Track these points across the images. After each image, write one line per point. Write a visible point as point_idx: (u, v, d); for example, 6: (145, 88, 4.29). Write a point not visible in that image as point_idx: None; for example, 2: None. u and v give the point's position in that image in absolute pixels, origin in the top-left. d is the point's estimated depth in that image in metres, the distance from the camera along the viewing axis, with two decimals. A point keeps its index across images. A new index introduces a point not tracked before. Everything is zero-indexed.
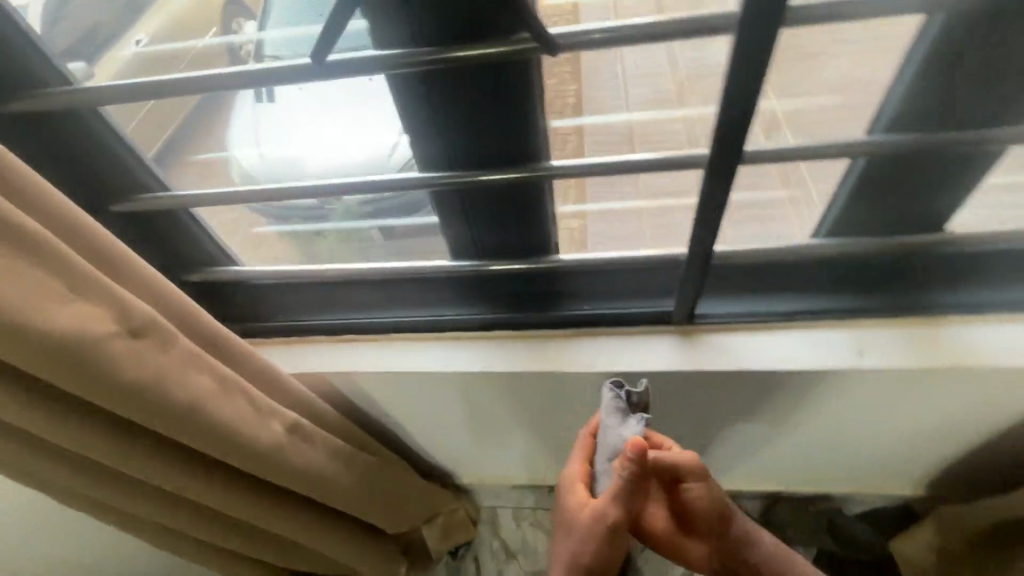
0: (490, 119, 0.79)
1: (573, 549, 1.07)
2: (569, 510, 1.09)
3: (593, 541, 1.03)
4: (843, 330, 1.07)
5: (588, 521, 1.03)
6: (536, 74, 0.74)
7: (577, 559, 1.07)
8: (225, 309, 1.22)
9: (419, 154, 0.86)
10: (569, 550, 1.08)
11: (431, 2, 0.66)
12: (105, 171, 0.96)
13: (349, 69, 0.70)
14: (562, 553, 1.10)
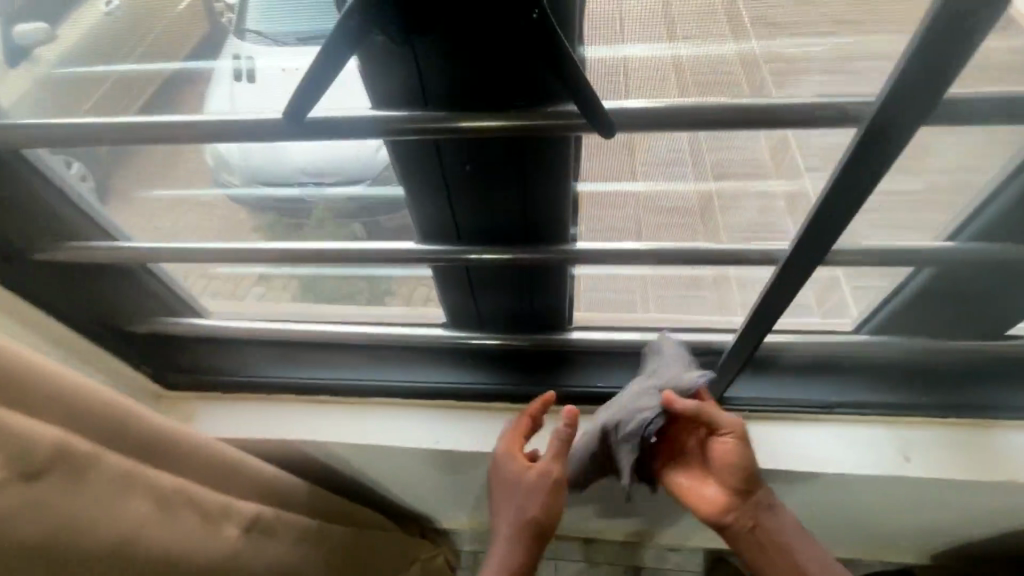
0: (513, 188, 0.66)
1: (502, 538, 0.89)
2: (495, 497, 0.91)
3: (531, 491, 0.87)
4: (882, 426, 0.96)
5: (520, 489, 0.88)
6: (573, 155, 0.63)
7: (510, 551, 0.88)
8: (181, 362, 1.05)
9: (422, 221, 0.72)
10: (500, 552, 0.89)
11: (450, 54, 0.49)
12: (27, 217, 0.76)
13: (340, 131, 0.54)
14: (491, 559, 0.89)
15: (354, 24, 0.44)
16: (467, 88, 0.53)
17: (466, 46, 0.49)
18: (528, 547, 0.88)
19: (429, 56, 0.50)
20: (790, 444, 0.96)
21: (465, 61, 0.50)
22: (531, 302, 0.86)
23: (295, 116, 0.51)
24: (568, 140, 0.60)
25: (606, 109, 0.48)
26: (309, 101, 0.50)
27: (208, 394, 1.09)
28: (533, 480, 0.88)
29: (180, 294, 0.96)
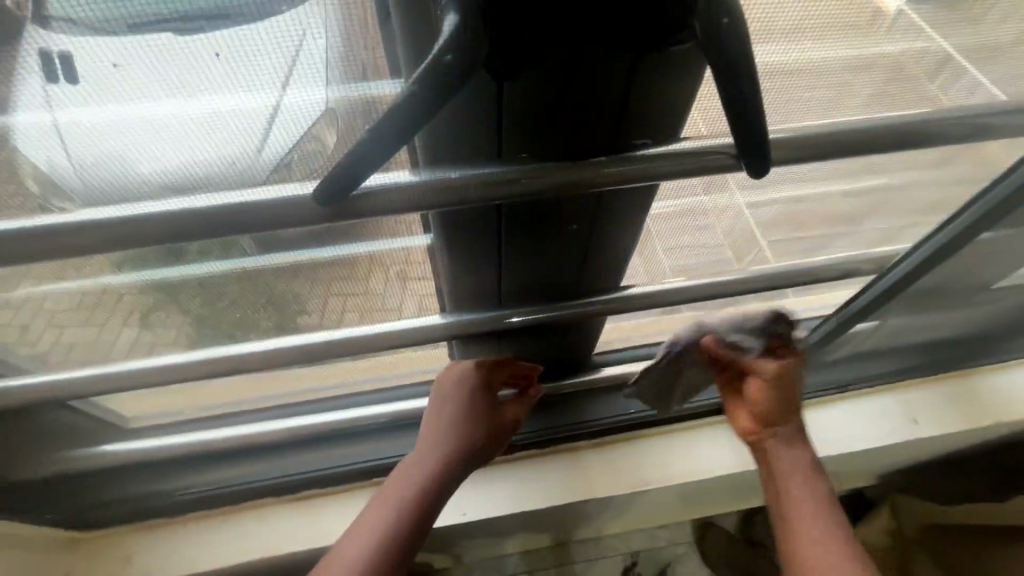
0: (583, 238, 0.54)
1: (420, 467, 0.76)
2: (424, 423, 0.79)
3: (480, 415, 0.78)
4: (890, 395, 0.99)
5: (464, 409, 0.77)
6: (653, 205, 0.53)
7: (425, 483, 0.75)
8: (109, 496, 0.80)
9: (463, 283, 0.58)
10: (412, 483, 0.74)
11: (557, 89, 0.36)
12: None
13: (390, 206, 0.40)
14: (390, 495, 0.73)
15: (451, 63, 0.29)
16: (569, 131, 0.39)
17: (586, 79, 0.35)
18: (445, 482, 0.76)
19: (528, 93, 0.36)
20: (818, 431, 0.96)
21: (579, 97, 0.36)
22: (566, 346, 0.78)
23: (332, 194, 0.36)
24: (655, 187, 0.50)
25: (770, 152, 0.37)
26: (361, 174, 0.34)
27: (153, 523, 0.85)
28: (484, 403, 0.78)
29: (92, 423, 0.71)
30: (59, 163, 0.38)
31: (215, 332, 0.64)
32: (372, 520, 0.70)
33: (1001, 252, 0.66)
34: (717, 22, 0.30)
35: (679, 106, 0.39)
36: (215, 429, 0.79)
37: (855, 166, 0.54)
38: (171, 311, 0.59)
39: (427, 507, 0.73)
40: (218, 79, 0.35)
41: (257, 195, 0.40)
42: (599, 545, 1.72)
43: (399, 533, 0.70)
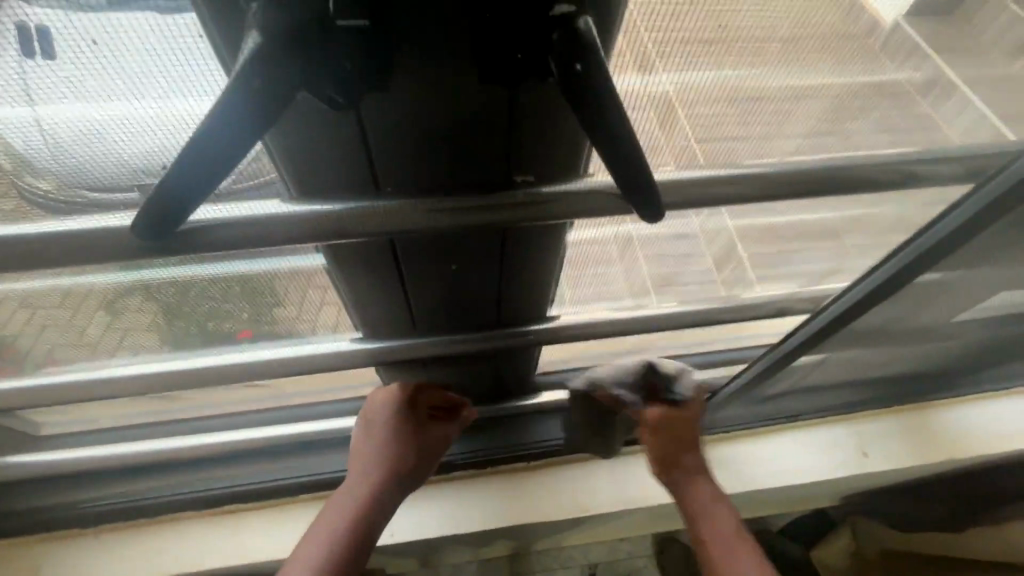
0: (497, 271, 0.51)
1: (354, 493, 0.74)
2: (357, 447, 0.77)
3: (412, 435, 0.76)
4: (842, 425, 0.97)
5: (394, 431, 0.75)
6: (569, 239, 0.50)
7: (360, 509, 0.73)
8: (21, 504, 0.79)
9: (374, 313, 0.55)
10: (347, 512, 0.73)
11: (421, 122, 0.32)
12: None
13: (237, 240, 0.35)
14: (326, 524, 0.71)
15: (264, 87, 0.25)
16: (444, 164, 0.36)
17: (449, 105, 0.31)
18: (381, 507, 0.75)
19: (385, 122, 0.32)
20: (765, 460, 0.94)
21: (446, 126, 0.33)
22: (500, 371, 0.75)
23: (154, 225, 0.31)
24: (565, 223, 0.46)
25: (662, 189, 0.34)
26: (184, 207, 0.29)
27: (67, 533, 0.83)
28: (414, 422, 0.76)
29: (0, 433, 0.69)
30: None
31: (181, 325, 0.60)
32: (310, 551, 0.68)
33: (944, 295, 0.63)
34: (571, 65, 0.26)
35: (562, 141, 0.35)
36: (143, 438, 0.78)
37: (786, 205, 0.51)
38: (134, 299, 0.55)
39: (363, 533, 0.72)
40: (172, 82, 0.32)
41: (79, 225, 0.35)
42: (557, 556, 1.69)
43: (338, 563, 0.68)
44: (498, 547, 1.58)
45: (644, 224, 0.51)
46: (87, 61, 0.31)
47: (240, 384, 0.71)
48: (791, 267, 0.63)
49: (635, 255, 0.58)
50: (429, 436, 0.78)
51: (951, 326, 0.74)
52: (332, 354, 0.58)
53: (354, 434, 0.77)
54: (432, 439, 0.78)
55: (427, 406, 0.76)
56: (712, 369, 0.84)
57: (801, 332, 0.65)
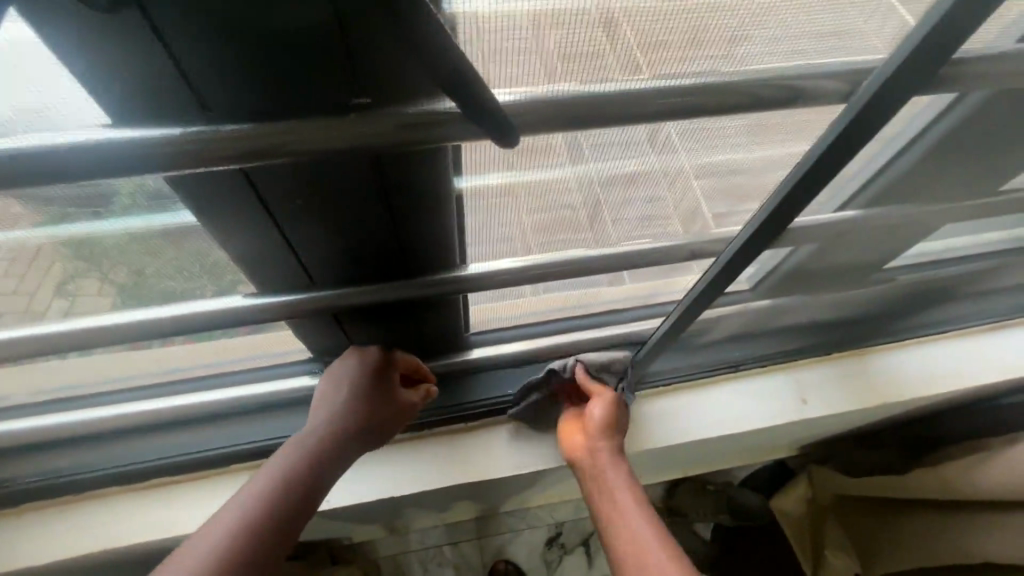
0: (387, 216, 0.49)
1: (302, 446, 0.68)
2: (316, 404, 0.73)
3: (374, 396, 0.73)
4: (780, 374, 0.98)
5: (353, 394, 0.72)
6: (458, 179, 0.48)
7: (308, 464, 0.66)
8: None
9: (267, 269, 0.53)
10: (290, 463, 0.66)
11: (225, 36, 0.29)
12: None
13: (49, 172, 0.33)
14: (267, 473, 0.64)
15: None
16: (272, 90, 0.33)
17: (243, 17, 0.28)
18: (331, 466, 0.69)
19: (170, 34, 0.29)
20: (706, 411, 0.94)
21: (242, 42, 0.30)
22: (423, 328, 0.73)
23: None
24: (444, 158, 0.44)
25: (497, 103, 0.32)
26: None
27: None
28: (379, 390, 0.73)
29: None
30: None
31: (138, 302, 0.58)
32: (235, 503, 0.60)
33: (861, 232, 0.61)
34: None
35: (386, 61, 0.32)
36: (56, 412, 0.76)
37: (683, 143, 0.48)
38: (93, 279, 0.55)
39: (303, 490, 0.64)
40: None
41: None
42: (524, 517, 1.72)
43: (268, 520, 0.60)
44: (464, 512, 1.59)
45: (577, 165, 0.49)
46: None
47: (144, 350, 0.69)
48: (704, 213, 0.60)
49: (602, 213, 0.57)
50: (389, 399, 0.74)
51: (874, 267, 0.74)
52: (232, 307, 0.57)
53: (320, 385, 0.73)
54: (393, 404, 0.75)
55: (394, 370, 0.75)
56: (645, 322, 0.82)
57: (720, 279, 0.63)
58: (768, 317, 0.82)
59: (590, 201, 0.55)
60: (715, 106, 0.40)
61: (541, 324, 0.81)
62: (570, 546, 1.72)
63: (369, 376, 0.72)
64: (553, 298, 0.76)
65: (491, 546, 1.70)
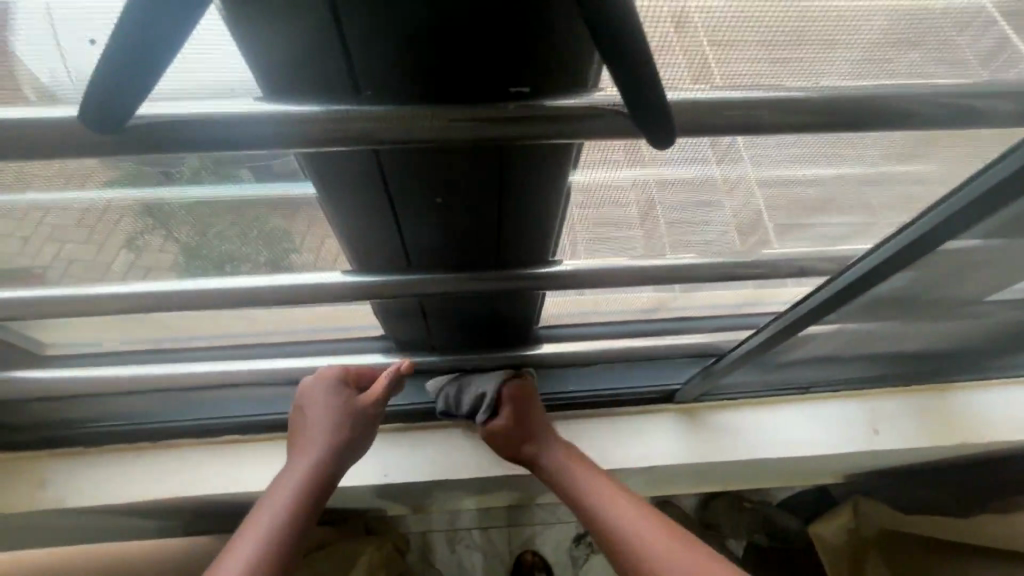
0: (496, 205, 0.48)
1: (304, 464, 0.74)
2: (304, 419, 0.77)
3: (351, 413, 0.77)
4: (851, 399, 0.94)
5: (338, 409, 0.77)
6: (573, 172, 0.47)
7: (303, 484, 0.73)
8: (15, 420, 0.79)
9: (368, 249, 0.54)
10: (295, 482, 0.73)
11: (400, 23, 0.30)
12: None
13: (208, 140, 0.33)
14: (273, 499, 0.70)
15: None
16: (428, 76, 0.33)
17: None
18: (322, 480, 0.75)
19: (346, 19, 0.29)
20: (771, 430, 0.91)
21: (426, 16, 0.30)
22: (496, 316, 0.72)
23: (102, 121, 0.28)
24: (569, 151, 0.43)
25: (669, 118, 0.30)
26: (126, 105, 0.27)
27: (59, 451, 0.83)
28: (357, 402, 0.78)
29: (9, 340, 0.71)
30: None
31: (212, 262, 0.60)
32: (257, 519, 0.68)
33: (986, 264, 0.57)
34: None
35: (543, 50, 0.32)
36: (145, 362, 0.79)
37: (816, 147, 0.46)
38: (170, 234, 0.56)
39: (313, 498, 0.73)
40: None
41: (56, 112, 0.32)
42: (553, 510, 1.72)
43: (285, 538, 0.67)
44: (498, 499, 1.61)
45: (672, 167, 0.49)
46: None
47: (236, 311, 0.71)
48: (811, 226, 0.58)
49: (690, 211, 0.55)
50: (364, 413, 0.77)
51: (988, 301, 0.69)
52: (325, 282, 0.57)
53: (299, 399, 0.77)
54: (368, 416, 0.78)
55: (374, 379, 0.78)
56: (724, 334, 0.80)
57: (825, 301, 0.60)
58: (857, 342, 0.78)
59: (702, 203, 0.54)
60: (880, 112, 0.38)
61: (618, 325, 0.80)
62: (598, 545, 1.71)
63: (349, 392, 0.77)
64: (635, 300, 0.74)
65: (519, 536, 1.71)
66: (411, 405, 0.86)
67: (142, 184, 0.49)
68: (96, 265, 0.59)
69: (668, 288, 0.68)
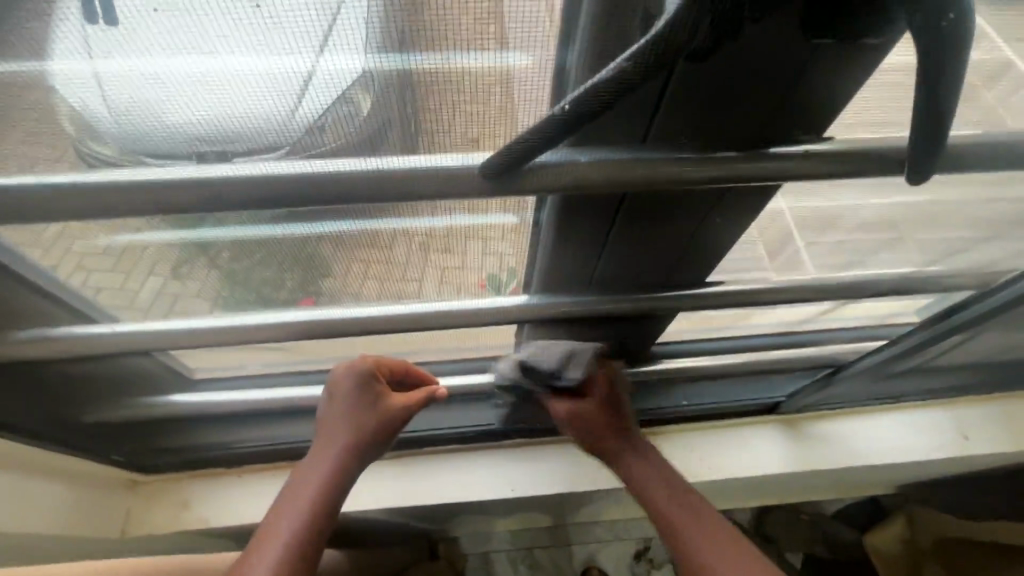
0: (689, 232, 0.54)
1: (331, 462, 0.68)
2: (329, 412, 0.72)
3: (358, 409, 0.71)
4: (939, 408, 0.99)
5: (351, 403, 0.71)
6: (767, 203, 0.52)
7: (322, 486, 0.66)
8: (163, 443, 0.83)
9: (556, 273, 0.59)
10: (322, 480, 0.66)
11: (713, 86, 0.36)
12: None
13: (544, 181, 0.41)
14: (290, 504, 0.64)
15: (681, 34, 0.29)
16: (708, 125, 0.39)
17: (739, 69, 0.35)
18: (345, 479, 0.68)
19: (672, 83, 0.36)
20: (869, 439, 0.96)
21: (759, 82, 0.36)
22: (634, 337, 0.76)
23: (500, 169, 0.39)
24: (778, 186, 0.49)
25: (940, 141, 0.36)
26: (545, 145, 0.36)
27: (204, 471, 0.88)
28: (369, 400, 0.71)
29: (174, 366, 0.74)
30: (95, 107, 0.39)
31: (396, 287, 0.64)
32: (283, 522, 0.62)
33: None
34: (859, 41, 0.32)
35: (810, 105, 0.39)
36: (288, 384, 0.82)
37: (982, 191, 0.51)
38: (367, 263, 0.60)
39: (331, 505, 0.65)
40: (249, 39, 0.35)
41: (432, 163, 0.41)
42: (613, 527, 1.74)
43: (302, 546, 0.60)
44: (562, 518, 1.62)
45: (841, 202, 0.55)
46: (156, 21, 0.34)
47: (390, 334, 0.75)
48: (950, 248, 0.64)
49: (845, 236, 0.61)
50: (391, 411, 0.72)
51: None
52: (511, 305, 0.62)
53: (329, 385, 0.72)
54: (397, 419, 0.73)
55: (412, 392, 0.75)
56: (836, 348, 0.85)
57: (970, 310, 0.66)
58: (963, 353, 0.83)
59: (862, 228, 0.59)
60: None
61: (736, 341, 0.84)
62: (658, 562, 1.72)
63: (377, 387, 0.72)
64: (760, 318, 0.79)
65: (579, 554, 1.72)
66: (547, 423, 0.91)
67: (373, 220, 0.53)
68: (289, 292, 0.63)
69: (799, 305, 0.74)
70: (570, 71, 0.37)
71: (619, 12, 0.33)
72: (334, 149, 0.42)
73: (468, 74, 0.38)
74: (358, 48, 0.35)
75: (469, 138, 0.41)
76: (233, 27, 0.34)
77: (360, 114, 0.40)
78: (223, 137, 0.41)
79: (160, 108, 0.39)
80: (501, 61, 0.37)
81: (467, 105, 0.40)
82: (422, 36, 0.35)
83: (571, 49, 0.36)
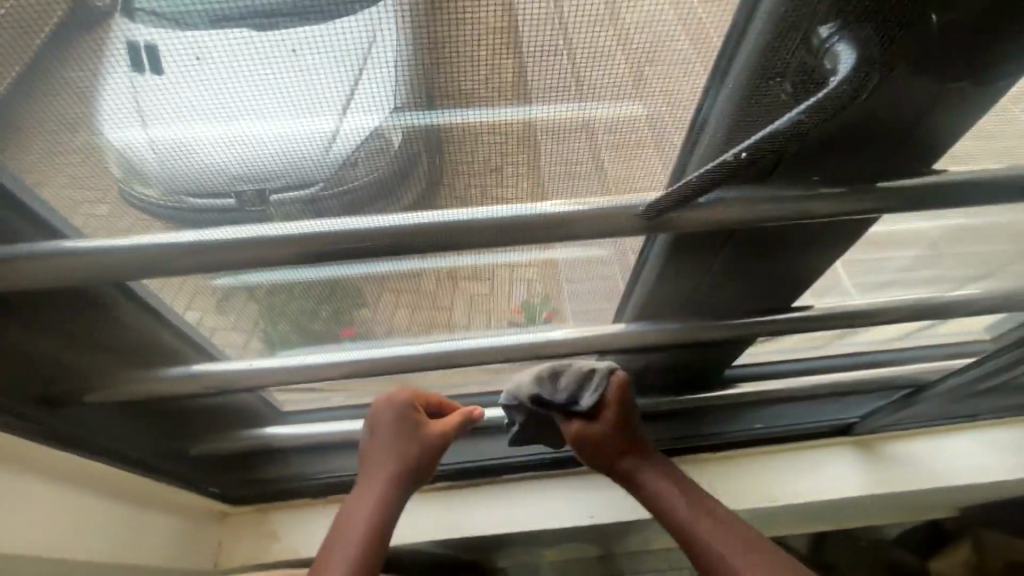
0: (785, 261, 0.56)
1: (373, 492, 0.71)
2: (370, 444, 0.74)
3: (399, 440, 0.73)
4: (1015, 426, 0.97)
5: (392, 435, 0.73)
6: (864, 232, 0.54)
7: (371, 514, 0.69)
8: (252, 476, 0.86)
9: (650, 301, 0.62)
10: (366, 511, 0.69)
11: (846, 129, 0.39)
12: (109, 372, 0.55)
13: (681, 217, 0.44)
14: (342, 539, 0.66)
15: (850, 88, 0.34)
16: (833, 163, 0.42)
17: (874, 112, 0.38)
18: (388, 508, 0.70)
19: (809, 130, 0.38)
20: (944, 460, 0.95)
21: (889, 124, 0.39)
22: (713, 363, 0.77)
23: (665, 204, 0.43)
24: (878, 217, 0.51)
25: None
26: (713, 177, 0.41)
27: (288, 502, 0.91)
28: (409, 432, 0.74)
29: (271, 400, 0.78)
30: (134, 148, 0.36)
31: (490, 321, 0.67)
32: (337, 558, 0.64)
33: None
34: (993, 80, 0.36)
35: (930, 144, 0.41)
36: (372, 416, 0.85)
37: None
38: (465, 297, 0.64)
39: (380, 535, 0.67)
40: (297, 87, 0.32)
41: (563, 210, 0.44)
42: (665, 556, 1.69)
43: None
44: (615, 546, 1.60)
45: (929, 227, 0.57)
46: (198, 64, 0.31)
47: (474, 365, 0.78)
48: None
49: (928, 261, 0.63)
50: (431, 440, 0.74)
51: None
52: (605, 336, 0.64)
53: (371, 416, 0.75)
54: (439, 446, 0.75)
55: (451, 418, 0.77)
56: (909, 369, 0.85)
57: None
58: None
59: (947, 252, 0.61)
60: None
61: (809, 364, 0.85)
62: None
63: (419, 417, 0.74)
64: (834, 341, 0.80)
65: None
66: None
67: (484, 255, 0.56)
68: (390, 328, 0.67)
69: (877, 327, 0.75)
70: (713, 124, 0.39)
71: (771, 69, 0.35)
72: (363, 184, 0.41)
73: (520, 125, 0.37)
74: (381, 108, 0.35)
75: (498, 173, 0.42)
76: (274, 74, 0.31)
77: (391, 148, 0.38)
78: (261, 176, 0.39)
79: (194, 151, 0.37)
80: (526, 111, 0.37)
81: (512, 149, 0.39)
82: (447, 93, 0.34)
83: (712, 105, 0.38)
